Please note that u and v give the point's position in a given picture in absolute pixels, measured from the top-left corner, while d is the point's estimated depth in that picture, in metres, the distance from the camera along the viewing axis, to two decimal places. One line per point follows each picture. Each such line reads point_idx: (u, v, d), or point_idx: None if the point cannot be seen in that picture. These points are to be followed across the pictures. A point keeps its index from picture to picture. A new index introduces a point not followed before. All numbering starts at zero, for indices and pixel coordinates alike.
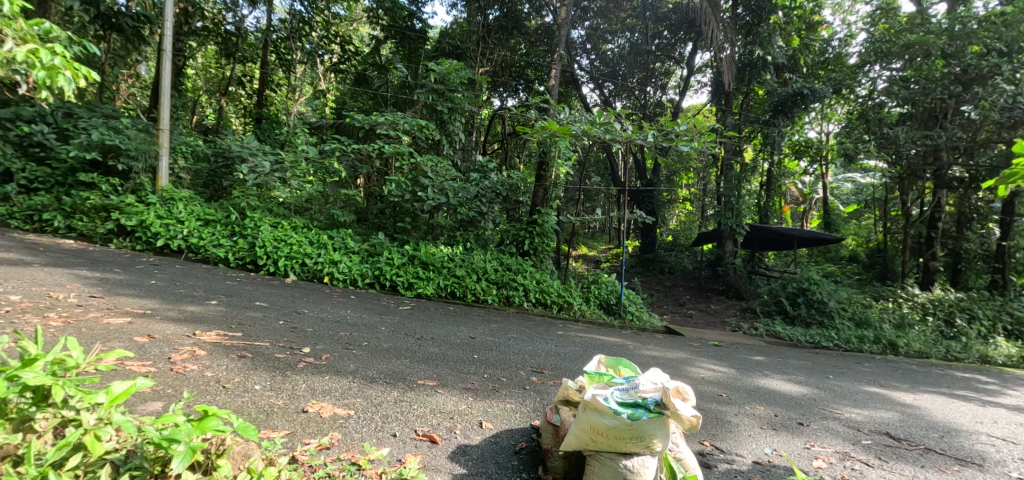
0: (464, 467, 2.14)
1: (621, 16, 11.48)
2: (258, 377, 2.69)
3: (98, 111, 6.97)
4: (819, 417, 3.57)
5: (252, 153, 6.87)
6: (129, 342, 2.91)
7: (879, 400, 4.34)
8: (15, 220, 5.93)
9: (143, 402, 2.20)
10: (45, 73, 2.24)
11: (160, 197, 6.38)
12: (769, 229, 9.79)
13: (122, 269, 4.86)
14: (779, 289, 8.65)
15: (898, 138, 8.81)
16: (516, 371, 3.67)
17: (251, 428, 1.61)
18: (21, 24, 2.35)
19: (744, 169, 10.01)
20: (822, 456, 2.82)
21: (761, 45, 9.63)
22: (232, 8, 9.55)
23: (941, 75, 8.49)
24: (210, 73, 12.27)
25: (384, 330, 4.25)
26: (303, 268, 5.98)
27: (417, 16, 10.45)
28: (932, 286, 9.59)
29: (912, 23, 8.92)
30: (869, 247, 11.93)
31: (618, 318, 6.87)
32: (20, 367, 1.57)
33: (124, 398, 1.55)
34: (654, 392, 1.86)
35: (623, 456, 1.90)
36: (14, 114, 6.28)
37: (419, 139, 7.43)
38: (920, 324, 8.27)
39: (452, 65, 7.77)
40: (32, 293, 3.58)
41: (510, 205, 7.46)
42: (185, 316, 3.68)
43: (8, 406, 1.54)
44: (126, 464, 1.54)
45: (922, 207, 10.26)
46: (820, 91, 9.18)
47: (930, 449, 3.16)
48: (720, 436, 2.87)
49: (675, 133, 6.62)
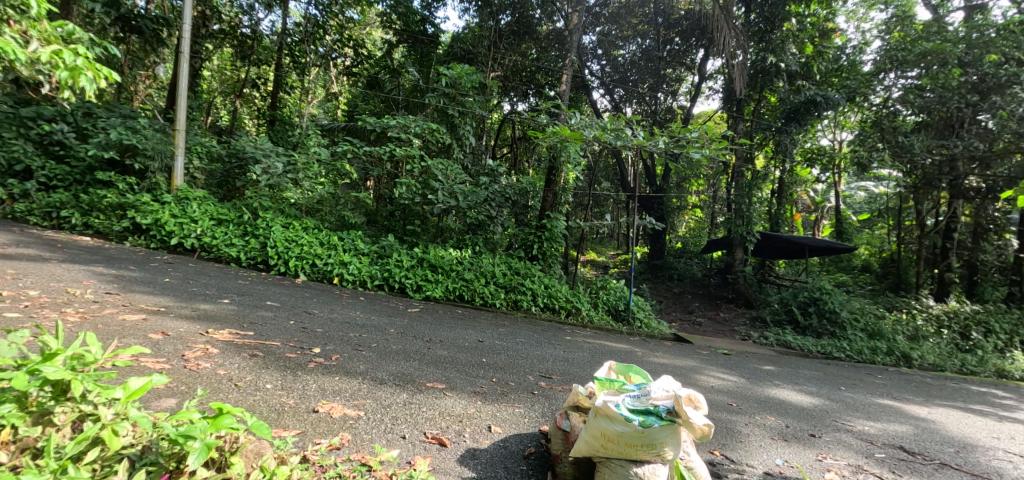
0: (473, 471, 2.14)
1: (632, 22, 11.55)
2: (269, 377, 2.71)
3: (117, 111, 7.13)
4: (831, 429, 3.52)
5: (266, 154, 6.98)
6: (143, 339, 2.95)
7: (892, 413, 4.26)
8: (33, 216, 6.03)
9: (157, 398, 2.21)
10: (68, 74, 2.32)
11: (176, 196, 6.47)
12: (778, 236, 9.70)
13: (137, 267, 4.91)
14: (790, 298, 8.50)
15: (914, 147, 8.77)
16: (525, 375, 3.65)
17: (264, 427, 1.62)
18: (45, 26, 2.46)
19: (756, 177, 9.76)
20: (835, 468, 2.78)
21: (774, 52, 9.57)
22: (249, 11, 9.70)
23: (957, 84, 8.37)
24: (226, 75, 12.49)
25: (393, 332, 4.27)
26: (314, 269, 6.03)
27: (429, 21, 10.68)
28: (947, 299, 9.48)
29: (927, 32, 8.82)
30: (882, 257, 11.78)
31: (626, 324, 6.83)
32: (42, 361, 1.61)
33: (140, 394, 1.59)
34: (665, 400, 1.82)
35: (634, 463, 1.89)
36: (35, 113, 6.49)
37: (430, 142, 7.47)
38: (935, 336, 8.14)
39: (463, 69, 7.91)
40: (49, 289, 3.63)
41: (519, 210, 7.49)
42: (198, 314, 3.73)
43: (29, 398, 1.58)
44: (141, 459, 1.57)
45: (937, 217, 10.15)
46: (834, 99, 9.17)
47: (945, 464, 3.11)
48: (731, 446, 2.84)
49: (686, 139, 6.54)
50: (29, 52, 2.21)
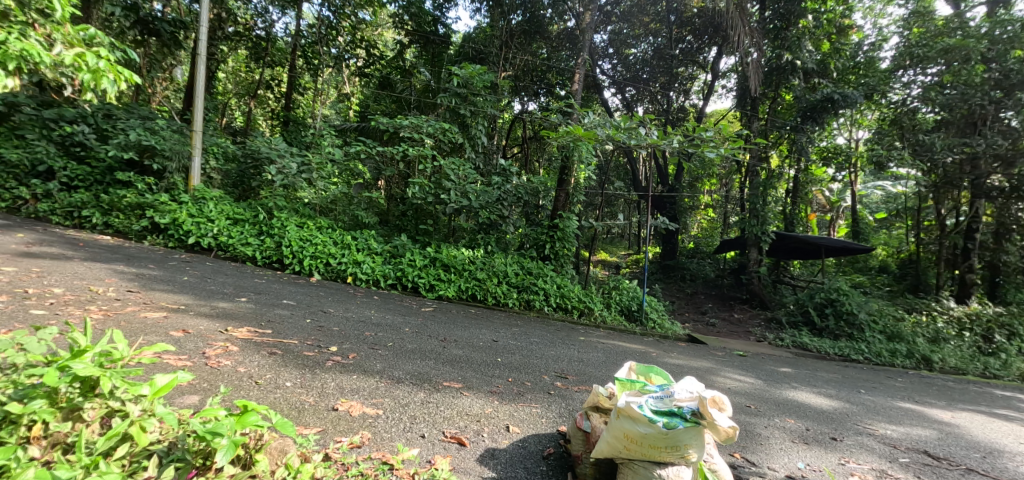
0: (493, 471, 2.13)
1: (645, 20, 11.43)
2: (289, 374, 2.74)
3: (136, 113, 7.25)
4: (853, 432, 3.46)
5: (280, 155, 7.03)
6: (165, 336, 3.00)
7: (915, 417, 4.17)
8: (56, 216, 6.15)
9: (181, 395, 2.24)
10: (90, 76, 2.36)
11: (193, 196, 6.55)
12: (795, 236, 9.53)
13: (156, 266, 4.99)
14: (806, 298, 8.37)
15: (935, 145, 8.59)
16: (540, 375, 3.64)
17: (289, 425, 1.64)
18: (68, 30, 2.51)
19: (772, 176, 9.59)
20: (859, 472, 2.73)
21: (790, 50, 9.44)
22: (262, 13, 9.83)
23: (981, 81, 8.17)
24: (239, 77, 12.64)
25: (408, 331, 4.28)
26: (328, 268, 6.07)
27: (440, 21, 10.70)
28: (968, 300, 9.29)
29: (948, 28, 8.60)
30: (901, 257, 11.54)
31: (639, 325, 6.79)
32: (71, 358, 1.63)
33: (166, 391, 1.61)
34: (690, 401, 1.80)
35: (657, 465, 1.87)
36: (58, 115, 6.64)
37: (442, 142, 7.48)
38: (956, 339, 7.95)
39: (475, 69, 7.88)
40: (73, 286, 3.71)
41: (531, 209, 7.46)
42: (217, 312, 3.78)
43: (59, 395, 1.60)
44: (168, 455, 1.59)
45: (958, 218, 9.94)
46: (852, 97, 8.99)
47: (972, 470, 3.03)
48: (751, 448, 2.80)
49: (701, 138, 6.44)
50: (53, 56, 2.27)
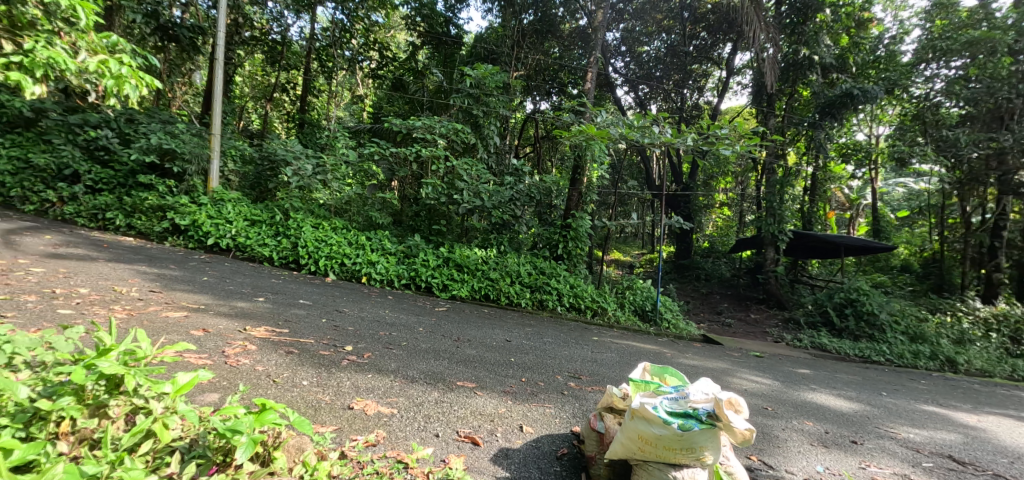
0: (507, 470, 2.14)
1: (658, 17, 11.30)
2: (305, 373, 2.78)
3: (157, 117, 7.42)
4: (874, 436, 3.39)
5: (296, 157, 7.12)
6: (186, 335, 3.06)
7: (938, 420, 4.08)
8: (81, 218, 6.33)
9: (202, 392, 2.29)
10: (113, 82, 2.43)
11: (212, 197, 6.68)
12: (813, 236, 9.35)
13: (177, 266, 5.10)
14: (825, 298, 8.22)
15: (959, 140, 8.43)
16: (554, 375, 3.65)
17: (305, 423, 1.67)
18: (92, 37, 2.59)
19: (788, 174, 9.45)
20: (879, 477, 2.68)
21: (808, 45, 9.29)
22: (277, 18, 9.95)
23: (1007, 74, 8.00)
24: (256, 80, 12.85)
25: (422, 330, 4.31)
26: (343, 268, 6.14)
27: (453, 22, 10.70)
28: (995, 300, 9.05)
29: (972, 20, 8.37)
30: (924, 256, 11.26)
31: (653, 325, 6.74)
32: (97, 356, 1.69)
33: (187, 389, 1.66)
34: (705, 403, 1.81)
35: (672, 467, 1.86)
36: (83, 120, 6.82)
37: (455, 142, 7.50)
38: (982, 340, 7.75)
39: (487, 69, 7.90)
40: (99, 287, 3.81)
41: (543, 209, 7.45)
42: (235, 312, 3.85)
43: (86, 392, 1.66)
44: (190, 452, 1.64)
45: (984, 215, 9.68)
46: (872, 92, 8.81)
47: (998, 475, 2.96)
48: (768, 451, 2.77)
49: (716, 136, 6.35)
50: (78, 63, 2.34)
